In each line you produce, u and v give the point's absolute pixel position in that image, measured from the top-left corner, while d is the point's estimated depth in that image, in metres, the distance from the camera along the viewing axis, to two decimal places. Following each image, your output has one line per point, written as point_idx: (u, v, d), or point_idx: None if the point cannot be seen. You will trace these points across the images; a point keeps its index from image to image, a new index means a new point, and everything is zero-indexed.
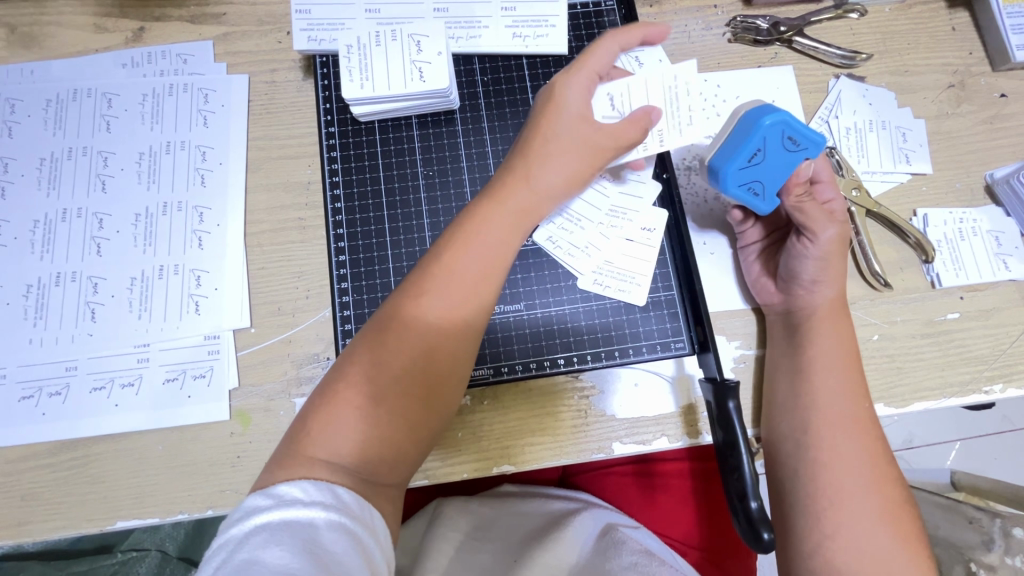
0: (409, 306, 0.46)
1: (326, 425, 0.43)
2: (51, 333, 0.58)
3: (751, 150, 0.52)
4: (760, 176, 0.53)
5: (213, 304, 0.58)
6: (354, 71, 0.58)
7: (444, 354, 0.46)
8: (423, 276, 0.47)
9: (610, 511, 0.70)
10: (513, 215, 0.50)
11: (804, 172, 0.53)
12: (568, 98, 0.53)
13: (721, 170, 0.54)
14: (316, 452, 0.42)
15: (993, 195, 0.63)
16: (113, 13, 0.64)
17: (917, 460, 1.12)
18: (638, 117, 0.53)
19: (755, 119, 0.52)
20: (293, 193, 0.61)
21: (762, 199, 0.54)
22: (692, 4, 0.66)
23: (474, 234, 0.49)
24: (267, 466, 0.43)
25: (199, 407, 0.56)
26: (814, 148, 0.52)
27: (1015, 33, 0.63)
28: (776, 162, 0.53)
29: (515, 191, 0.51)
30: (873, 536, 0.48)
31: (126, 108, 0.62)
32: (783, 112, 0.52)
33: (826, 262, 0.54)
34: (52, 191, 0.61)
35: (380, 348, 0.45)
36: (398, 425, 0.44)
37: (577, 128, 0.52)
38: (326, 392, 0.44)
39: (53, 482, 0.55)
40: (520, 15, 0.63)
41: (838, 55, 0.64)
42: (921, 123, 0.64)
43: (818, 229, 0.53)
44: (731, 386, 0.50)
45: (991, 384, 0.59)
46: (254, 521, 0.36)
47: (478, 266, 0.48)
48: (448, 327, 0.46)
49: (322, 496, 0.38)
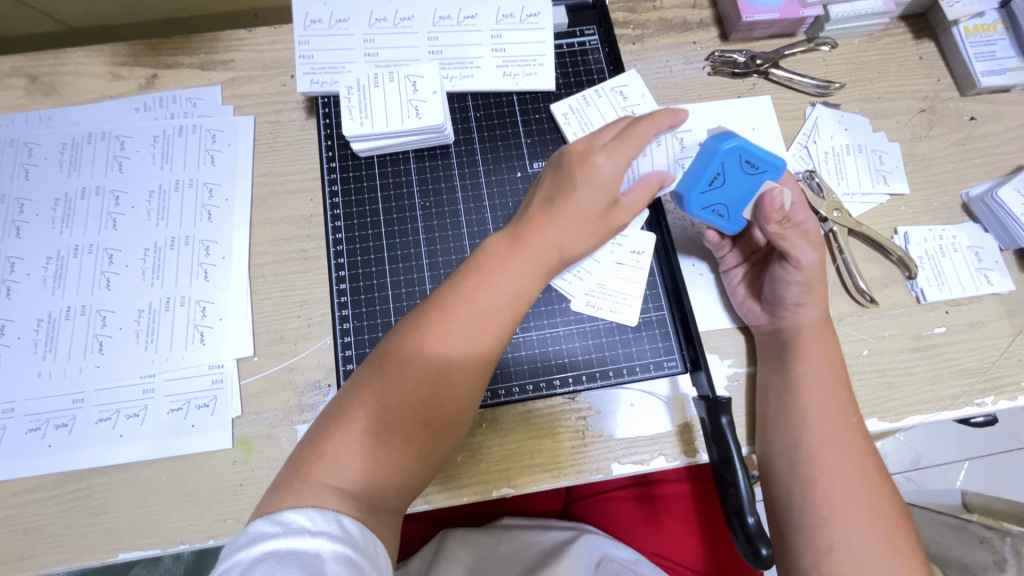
0: (426, 341, 0.46)
1: (337, 452, 0.43)
2: (59, 365, 0.59)
3: (711, 174, 0.54)
4: (723, 199, 0.56)
5: (217, 334, 0.60)
6: (354, 110, 0.61)
7: (459, 388, 0.47)
8: (445, 313, 0.47)
9: (611, 541, 0.70)
10: (533, 266, 0.50)
11: (777, 197, 0.52)
12: (600, 164, 0.52)
13: (686, 195, 0.56)
14: (324, 478, 0.42)
15: (970, 212, 0.66)
16: (128, 62, 0.68)
17: (925, 481, 1.12)
18: (654, 185, 0.54)
19: (713, 146, 0.54)
20: (296, 226, 0.63)
21: (727, 220, 0.57)
22: (672, 42, 0.70)
23: (494, 275, 0.49)
24: (269, 492, 0.43)
25: (203, 436, 0.57)
26: (774, 170, 0.54)
27: (980, 61, 0.67)
28: (737, 186, 0.55)
29: (537, 243, 0.50)
30: (873, 554, 0.48)
31: (138, 149, 0.66)
32: (738, 137, 0.53)
33: (808, 285, 0.55)
34: (65, 230, 0.63)
35: (393, 380, 0.45)
36: (411, 451, 0.45)
37: (600, 199, 0.52)
38: (338, 416, 0.45)
39: (57, 514, 0.55)
40: (510, 55, 0.66)
41: (813, 85, 0.68)
42: (896, 146, 0.67)
43: (799, 255, 0.53)
44: (724, 402, 0.52)
45: (983, 397, 0.60)
46: (260, 548, 0.37)
47: (499, 310, 0.48)
48: (467, 357, 0.47)
49: (329, 526, 0.39)
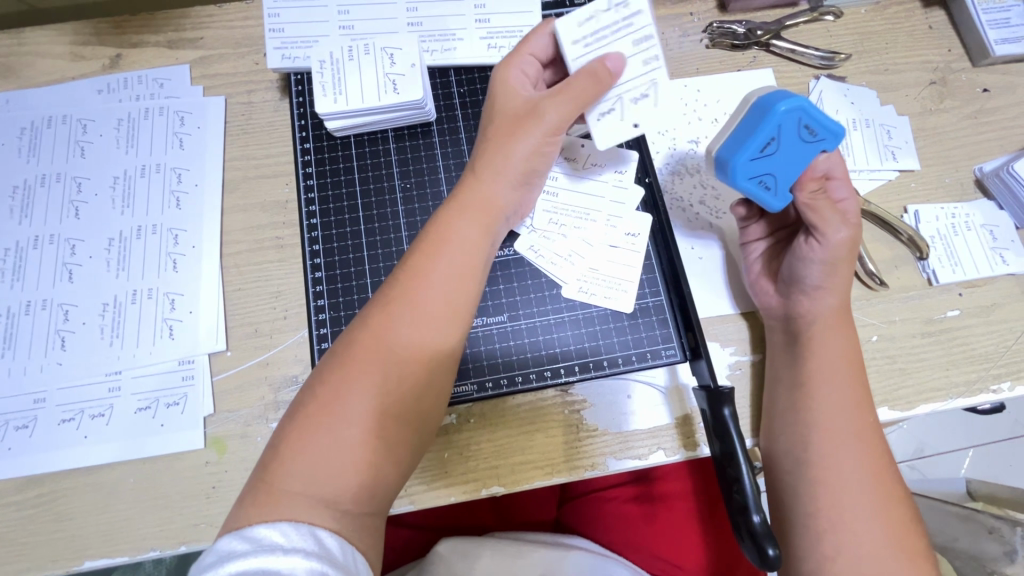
0: (374, 321, 0.44)
1: (299, 456, 0.40)
2: (19, 363, 0.56)
3: (765, 139, 0.47)
4: (775, 168, 0.48)
5: (187, 328, 0.57)
6: (327, 87, 0.57)
7: (416, 365, 0.43)
8: (391, 292, 0.45)
9: (609, 558, 0.66)
10: (477, 217, 0.48)
11: (819, 167, 0.49)
12: (511, 88, 0.51)
13: (731, 160, 0.48)
14: (289, 485, 0.39)
15: (984, 188, 0.62)
16: (90, 41, 0.64)
17: (929, 469, 1.09)
18: (584, 73, 0.46)
19: (770, 104, 0.47)
20: (271, 213, 0.60)
21: (773, 194, 0.49)
22: (668, 13, 0.66)
23: (441, 240, 0.47)
24: (237, 503, 0.39)
25: (173, 437, 0.54)
26: (832, 139, 0.47)
27: (993, 29, 0.63)
28: (791, 154, 0.48)
29: (478, 193, 0.49)
30: (878, 558, 0.46)
31: (101, 133, 0.62)
32: (801, 96, 0.47)
33: (833, 266, 0.51)
34: (24, 219, 0.59)
35: (359, 368, 0.42)
36: (381, 447, 0.41)
37: (523, 115, 0.49)
38: (298, 420, 0.41)
39: (18, 522, 0.52)
40: (494, 27, 0.63)
41: (817, 56, 0.64)
42: (905, 121, 0.63)
43: (828, 230, 0.50)
44: (726, 393, 0.48)
45: (999, 383, 0.57)
46: (228, 568, 0.33)
47: (448, 277, 0.45)
48: (423, 330, 0.44)
49: (304, 542, 0.36)
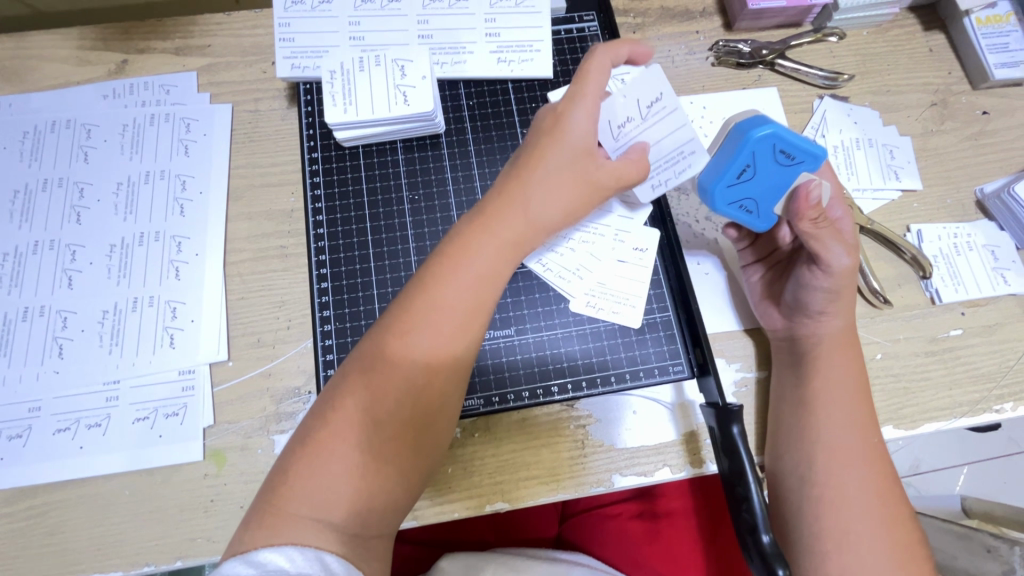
0: (391, 343, 0.43)
1: (308, 479, 0.39)
2: (14, 371, 0.54)
3: (740, 166, 0.49)
4: (754, 193, 0.50)
5: (189, 337, 0.56)
6: (336, 96, 0.57)
7: (433, 392, 0.43)
8: (406, 312, 0.43)
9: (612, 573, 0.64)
10: (503, 244, 0.47)
11: (812, 192, 0.47)
12: (568, 122, 0.49)
13: (710, 188, 0.51)
14: (297, 508, 0.38)
15: (985, 209, 0.63)
16: (96, 46, 0.64)
17: (925, 486, 1.09)
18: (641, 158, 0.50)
19: (744, 132, 0.48)
20: (276, 222, 0.59)
21: (756, 216, 0.52)
22: (674, 31, 0.67)
23: (462, 263, 0.45)
24: (241, 525, 0.39)
25: (171, 448, 0.53)
26: (811, 160, 0.48)
27: (993, 53, 0.64)
28: (769, 177, 0.49)
29: (505, 217, 0.47)
30: None
31: (105, 139, 0.61)
32: (773, 123, 0.48)
33: (836, 293, 0.51)
34: (24, 224, 0.58)
35: (367, 394, 0.41)
36: (389, 472, 0.41)
37: (579, 163, 0.49)
38: (306, 440, 0.40)
39: (9, 534, 0.50)
40: (505, 41, 0.63)
41: (821, 76, 0.65)
42: (907, 141, 0.64)
43: (832, 259, 0.49)
44: (736, 410, 0.48)
45: (1002, 403, 0.57)
46: None
47: (467, 304, 0.44)
48: (441, 352, 0.43)
49: (310, 568, 0.35)
